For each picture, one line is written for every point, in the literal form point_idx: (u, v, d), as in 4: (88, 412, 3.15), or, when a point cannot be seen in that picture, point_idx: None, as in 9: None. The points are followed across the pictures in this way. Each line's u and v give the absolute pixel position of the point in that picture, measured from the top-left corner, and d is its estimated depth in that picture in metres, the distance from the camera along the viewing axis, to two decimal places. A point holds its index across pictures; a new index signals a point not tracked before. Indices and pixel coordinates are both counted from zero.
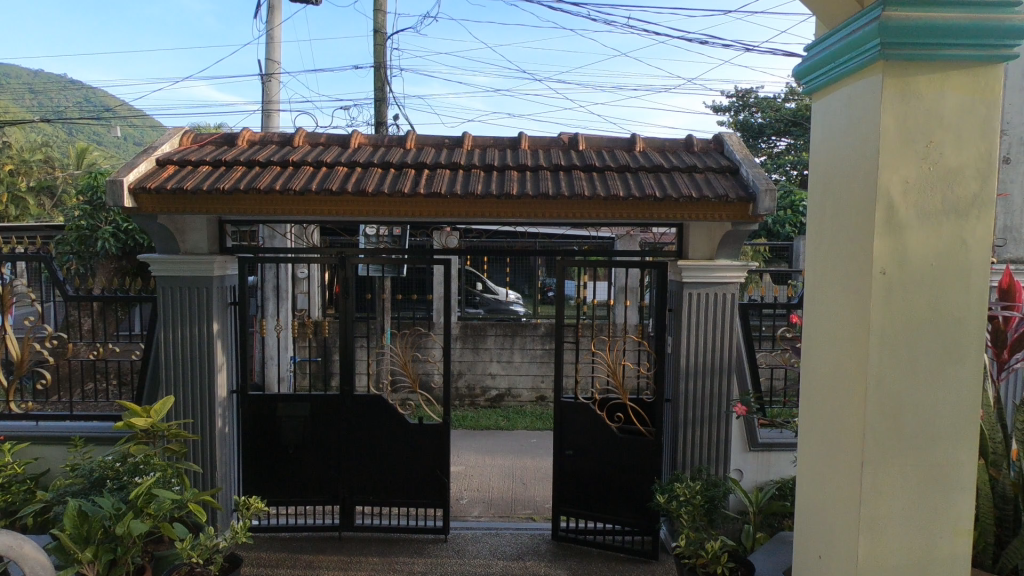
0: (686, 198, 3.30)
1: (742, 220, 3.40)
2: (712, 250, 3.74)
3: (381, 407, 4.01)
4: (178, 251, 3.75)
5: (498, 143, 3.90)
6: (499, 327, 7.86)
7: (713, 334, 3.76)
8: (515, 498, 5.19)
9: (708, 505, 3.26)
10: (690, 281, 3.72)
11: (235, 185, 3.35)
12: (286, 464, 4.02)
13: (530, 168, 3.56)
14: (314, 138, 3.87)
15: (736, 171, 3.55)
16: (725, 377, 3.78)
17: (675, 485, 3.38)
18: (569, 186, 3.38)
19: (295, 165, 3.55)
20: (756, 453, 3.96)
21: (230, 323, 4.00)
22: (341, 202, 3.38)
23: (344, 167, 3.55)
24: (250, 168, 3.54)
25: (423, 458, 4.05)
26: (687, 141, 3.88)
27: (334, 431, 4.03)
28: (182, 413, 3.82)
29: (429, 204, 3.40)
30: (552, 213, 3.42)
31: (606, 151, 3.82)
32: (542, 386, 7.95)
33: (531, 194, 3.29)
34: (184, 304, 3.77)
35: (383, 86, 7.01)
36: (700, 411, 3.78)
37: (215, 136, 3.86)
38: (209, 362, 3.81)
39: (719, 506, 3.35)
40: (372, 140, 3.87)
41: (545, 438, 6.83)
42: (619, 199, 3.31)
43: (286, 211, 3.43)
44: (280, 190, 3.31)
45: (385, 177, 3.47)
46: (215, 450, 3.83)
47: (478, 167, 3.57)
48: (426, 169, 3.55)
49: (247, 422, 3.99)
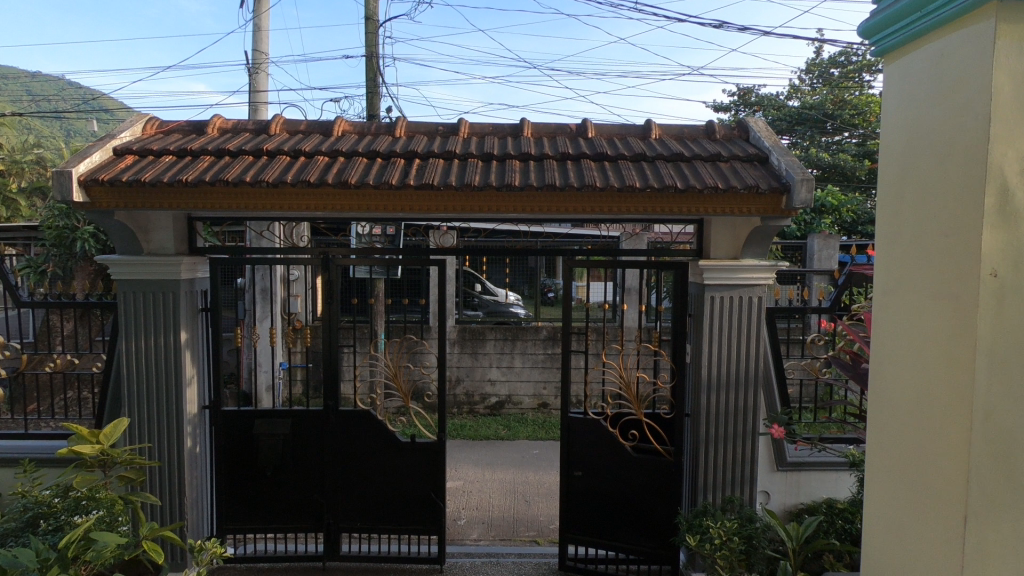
0: (712, 189, 2.90)
1: (773, 214, 3.01)
2: (737, 249, 3.35)
3: (369, 424, 3.62)
4: (141, 252, 3.36)
5: (498, 131, 3.51)
6: (499, 331, 7.49)
7: (738, 342, 3.38)
8: (517, 518, 4.79)
9: (746, 551, 2.95)
10: (713, 283, 3.33)
11: (199, 176, 2.95)
12: (263, 488, 3.63)
13: (534, 157, 3.17)
14: (293, 126, 3.47)
15: (765, 160, 3.16)
16: (751, 390, 3.39)
17: (707, 524, 3.06)
18: (579, 177, 2.99)
19: (269, 154, 3.16)
20: (786, 473, 3.57)
21: (201, 331, 3.61)
22: (320, 195, 3.00)
23: (325, 156, 3.16)
24: (219, 158, 3.15)
25: (416, 480, 3.66)
26: (708, 128, 3.50)
27: (317, 449, 3.64)
28: (147, 432, 3.42)
29: (420, 198, 3.01)
30: (560, 207, 3.02)
31: (618, 139, 3.42)
32: (544, 393, 7.57)
33: (535, 185, 2.90)
34: (149, 312, 3.38)
35: (374, 77, 6.61)
36: (724, 427, 3.40)
37: (182, 124, 3.46)
38: (176, 376, 3.42)
39: (760, 552, 3.01)
40: (357, 128, 3.47)
41: (548, 449, 6.44)
42: (635, 190, 2.92)
43: (259, 206, 3.04)
44: (251, 182, 2.91)
45: (370, 167, 3.08)
46: (184, 474, 3.44)
47: (476, 156, 3.18)
48: (417, 158, 3.17)
49: (220, 442, 3.59)
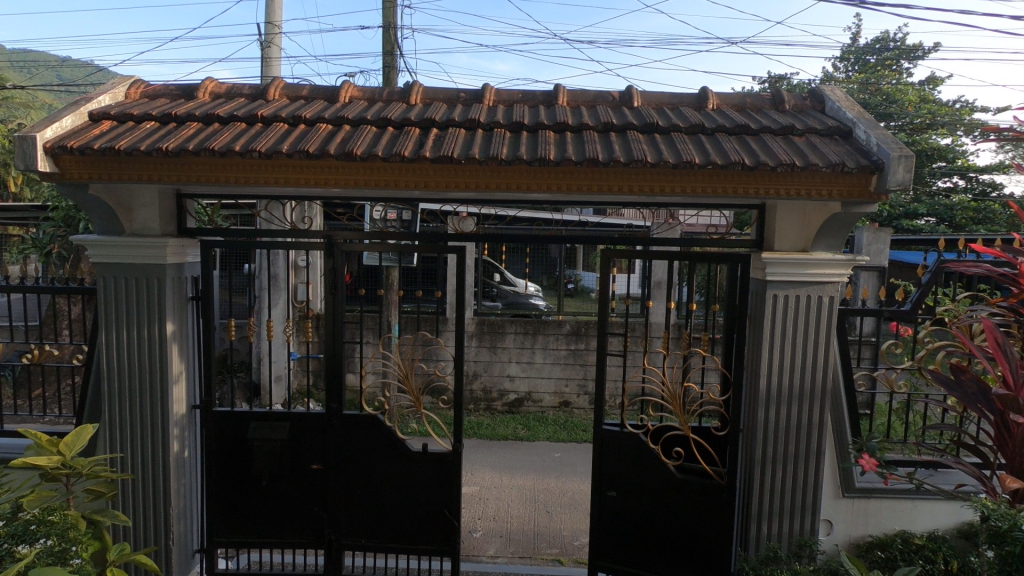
0: (787, 167, 2.40)
1: (858, 198, 2.51)
2: (807, 241, 2.85)
3: (377, 429, 3.22)
4: (122, 232, 2.98)
5: (528, 98, 3.03)
6: (519, 324, 7.06)
7: (805, 349, 2.89)
8: (538, 532, 4.37)
9: None
10: (778, 279, 2.84)
11: (181, 145, 2.53)
12: (258, 498, 3.26)
13: (572, 128, 2.70)
14: (294, 90, 3.03)
15: (847, 134, 2.65)
16: (818, 406, 2.91)
17: None
18: (625, 151, 2.52)
19: (265, 121, 2.73)
20: (853, 500, 3.09)
21: (191, 322, 3.22)
22: (322, 168, 2.57)
23: (328, 124, 2.72)
24: (207, 125, 2.73)
25: (428, 495, 3.25)
26: (775, 98, 2.98)
27: (318, 456, 3.25)
28: (129, 434, 3.05)
29: (438, 174, 2.56)
30: (602, 187, 2.56)
31: (669, 109, 2.93)
32: (566, 391, 7.12)
33: (573, 159, 2.43)
34: (131, 300, 3.00)
35: (391, 50, 6.15)
36: (785, 447, 2.92)
37: (170, 87, 3.05)
38: (161, 372, 3.04)
39: None
40: (366, 94, 3.02)
41: (570, 452, 6.00)
42: (694, 167, 2.43)
43: (252, 181, 2.62)
44: (240, 152, 2.49)
45: (380, 137, 2.63)
46: (170, 482, 3.07)
47: (502, 126, 2.72)
48: (435, 128, 2.71)
49: (212, 446, 3.21)
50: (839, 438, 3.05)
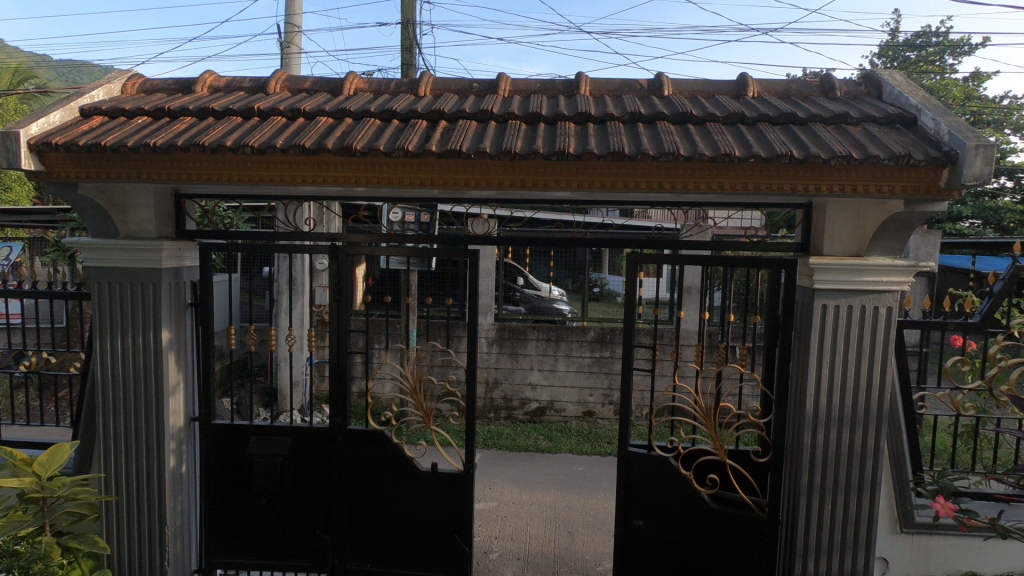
0: (842, 159, 2.09)
1: (925, 195, 2.17)
2: (862, 244, 2.53)
3: (383, 446, 2.99)
4: (117, 234, 2.82)
5: (547, 88, 2.77)
6: (542, 330, 6.79)
7: (858, 366, 2.56)
8: (557, 554, 4.09)
9: None
10: (827, 288, 2.52)
11: (170, 140, 2.34)
12: (259, 518, 3.06)
13: (594, 118, 2.43)
14: (296, 83, 2.83)
15: (911, 123, 2.32)
16: (873, 431, 2.58)
17: None
18: (655, 143, 2.24)
19: (262, 114, 2.53)
20: (912, 537, 2.74)
21: (190, 329, 3.05)
22: (319, 164, 2.36)
23: (329, 117, 2.51)
24: (201, 120, 2.54)
25: (437, 519, 3.01)
26: (824, 84, 2.66)
27: (321, 474, 3.04)
28: (123, 448, 2.89)
29: (446, 171, 2.32)
30: (629, 183, 2.28)
31: (704, 97, 2.64)
32: (590, 401, 6.82)
33: (595, 152, 2.16)
34: (124, 307, 2.84)
35: (410, 48, 5.98)
36: (835, 476, 2.59)
37: (168, 81, 2.88)
38: (156, 383, 2.87)
39: None
40: (372, 86, 2.80)
41: (593, 466, 5.69)
42: (734, 161, 2.14)
43: (246, 179, 2.42)
44: (231, 147, 2.29)
45: (383, 130, 2.40)
46: (166, 499, 2.90)
47: (518, 117, 2.46)
48: (444, 120, 2.47)
49: (211, 461, 3.03)
50: (897, 466, 2.71)
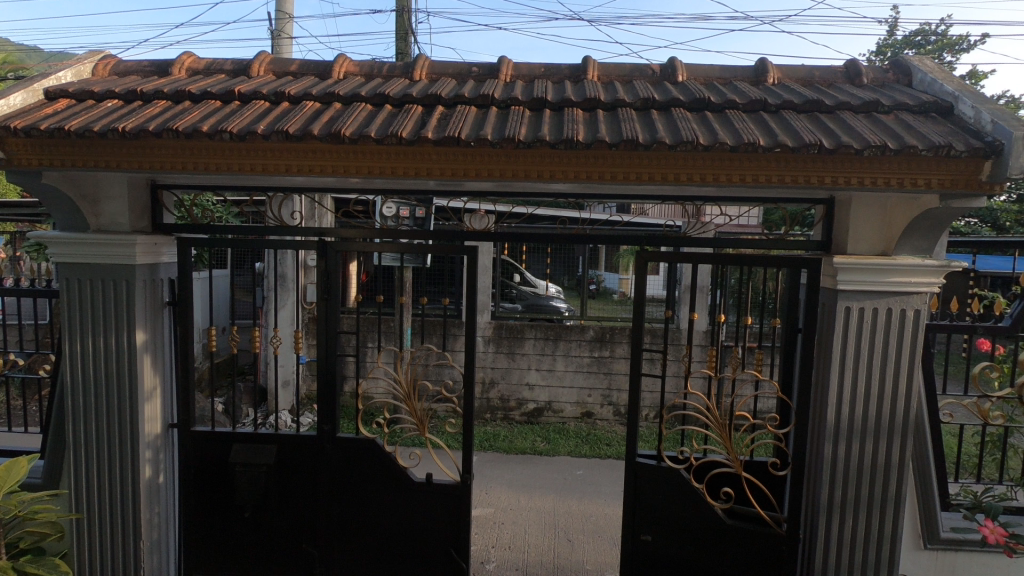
0: (876, 150, 1.91)
1: (962, 190, 2.00)
2: (889, 243, 2.36)
3: (374, 455, 2.81)
4: (88, 228, 2.62)
5: (552, 73, 2.58)
6: (540, 329, 6.61)
7: (883, 373, 2.39)
8: (557, 565, 3.92)
9: None
10: (852, 289, 2.35)
11: (141, 125, 2.14)
12: (242, 531, 2.88)
13: (604, 105, 2.24)
14: (281, 66, 2.63)
15: (947, 112, 2.15)
16: (899, 442, 2.41)
17: None
18: (671, 131, 2.06)
19: (243, 98, 2.33)
20: (937, 553, 2.58)
21: (168, 330, 2.85)
22: (304, 152, 2.16)
23: (316, 101, 2.31)
24: (177, 104, 2.34)
25: (432, 533, 2.83)
26: (849, 70, 2.49)
27: (308, 485, 2.85)
28: (95, 457, 2.70)
29: (443, 160, 2.13)
30: (643, 175, 2.09)
31: (721, 84, 2.45)
32: (589, 401, 6.65)
33: (607, 140, 1.98)
34: (95, 306, 2.63)
35: (405, 37, 5.77)
36: (859, 490, 2.42)
37: (143, 64, 2.67)
38: (130, 388, 2.67)
39: None
40: (363, 69, 2.60)
41: (593, 470, 5.52)
42: (758, 151, 1.96)
43: (225, 169, 2.22)
44: (208, 133, 2.09)
45: (375, 115, 2.21)
46: (141, 512, 2.71)
47: (521, 102, 2.27)
48: (441, 105, 2.28)
49: (191, 471, 2.85)
50: (922, 479, 2.54)
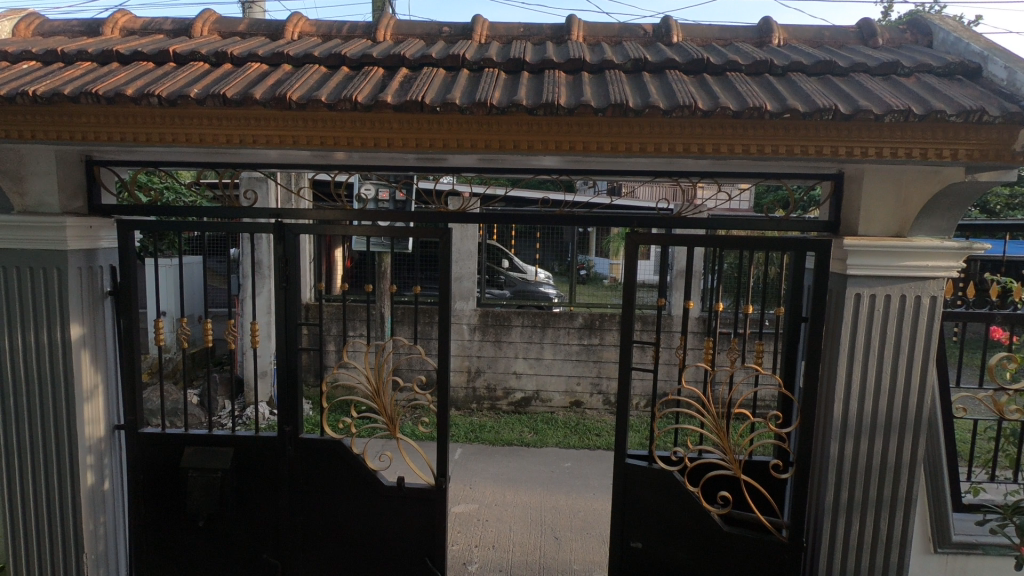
0: (899, 115, 1.67)
1: (992, 162, 1.77)
2: (904, 222, 2.14)
3: (339, 457, 2.57)
4: (13, 209, 2.34)
5: (533, 34, 2.31)
6: (527, 316, 6.37)
7: (895, 366, 2.17)
8: (543, 566, 3.72)
9: None
10: (864, 275, 2.12)
11: (56, 88, 1.85)
12: (198, 539, 2.65)
13: (590, 66, 1.98)
14: (229, 26, 2.34)
15: (974, 74, 1.91)
16: (911, 440, 2.20)
17: None
18: (665, 94, 1.81)
19: (180, 59, 2.04)
20: (947, 557, 2.39)
21: (110, 323, 2.58)
22: (246, 120, 1.89)
23: (263, 63, 2.03)
24: (104, 66, 2.05)
25: (403, 540, 2.60)
26: (863, 30, 2.24)
27: (268, 489, 2.61)
28: (30, 462, 2.44)
29: (405, 127, 1.87)
30: (632, 144, 1.84)
31: (720, 45, 2.20)
32: (578, 390, 6.44)
33: (590, 105, 1.72)
34: (22, 296, 2.35)
35: (383, 8, 5.43)
36: (866, 493, 2.22)
37: (73, 23, 2.36)
38: (66, 388, 2.40)
39: None
40: (321, 29, 2.32)
41: (582, 462, 5.32)
42: (763, 117, 1.71)
43: (158, 139, 1.94)
44: (132, 97, 1.81)
45: (328, 77, 1.94)
46: (83, 522, 2.46)
47: (495, 64, 2.00)
48: (404, 66, 2.01)
49: (141, 475, 2.60)
50: (933, 479, 2.34)
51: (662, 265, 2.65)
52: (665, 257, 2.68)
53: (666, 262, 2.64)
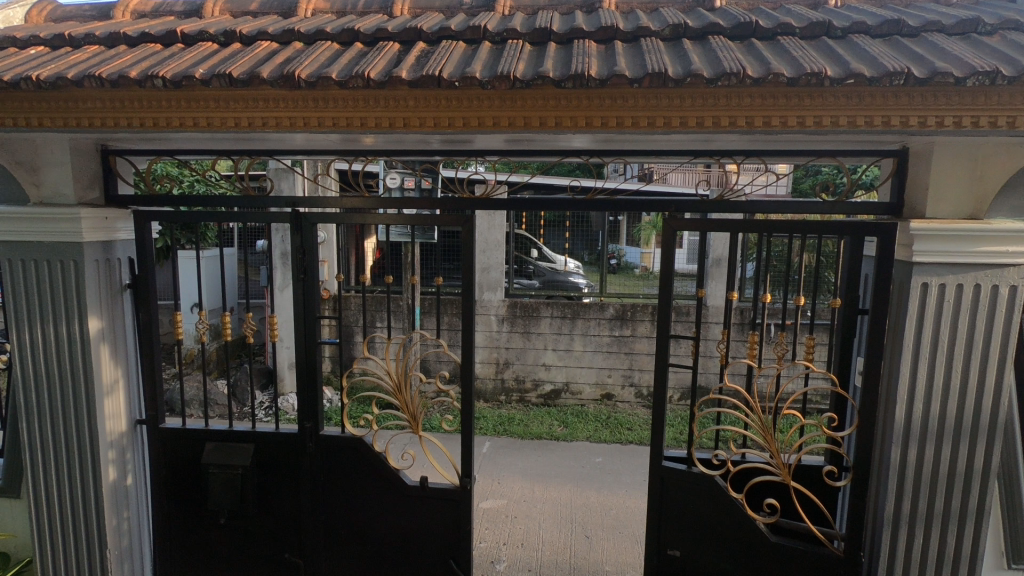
0: (984, 78, 1.45)
1: None
2: (978, 202, 1.91)
3: (361, 455, 2.47)
4: (30, 200, 2.29)
5: (561, 3, 2.13)
6: (557, 307, 6.21)
7: (967, 363, 1.95)
8: (574, 566, 3.59)
9: None
10: (933, 262, 1.90)
11: (60, 71, 1.76)
12: (220, 535, 2.60)
13: (624, 35, 1.80)
14: (241, 5, 2.23)
15: None
16: (985, 447, 1.97)
17: None
18: (709, 62, 1.62)
19: (187, 39, 1.93)
20: None
21: (129, 315, 2.53)
22: (254, 101, 1.77)
23: (274, 42, 1.91)
24: (111, 49, 1.96)
25: (427, 541, 2.50)
26: None
27: (289, 487, 2.54)
28: (53, 456, 2.42)
29: (421, 105, 1.72)
30: (671, 119, 1.66)
31: (769, 8, 1.98)
32: (609, 383, 6.27)
33: (625, 75, 1.55)
34: (38, 289, 2.31)
35: None
36: (932, 504, 2.00)
37: (85, 8, 2.29)
38: (85, 383, 2.36)
39: None
40: (335, 6, 2.19)
41: (614, 457, 5.16)
42: (823, 84, 1.51)
43: (165, 124, 1.85)
44: (137, 79, 1.71)
45: (340, 54, 1.80)
46: (105, 518, 2.42)
47: (519, 35, 1.84)
48: (421, 41, 1.86)
49: (163, 470, 2.56)
50: (1008, 488, 2.11)
51: (699, 252, 2.46)
52: (703, 245, 2.47)
53: (705, 249, 2.44)
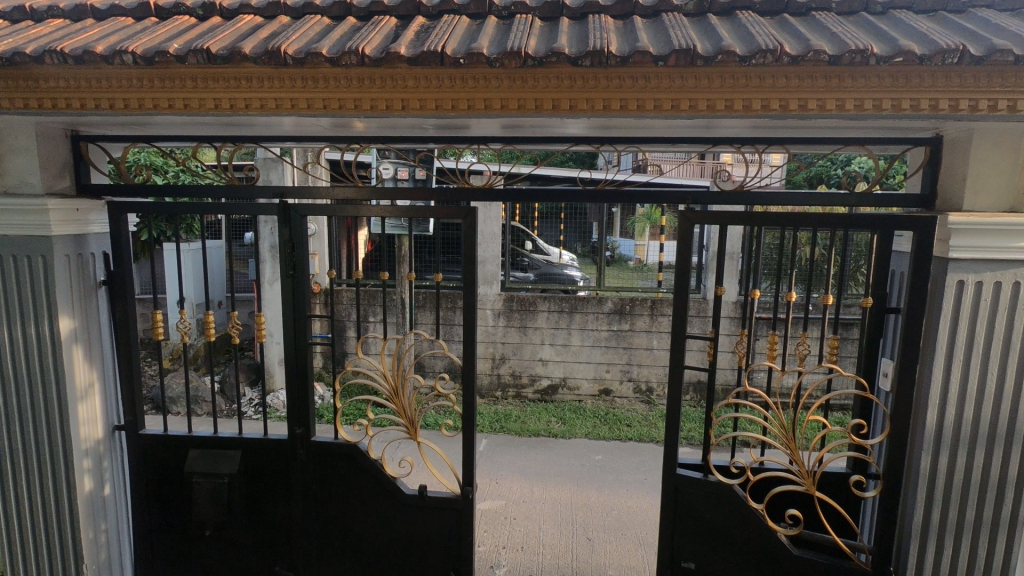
0: None
1: None
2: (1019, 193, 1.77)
3: (355, 461, 2.32)
4: None
5: None
6: (554, 300, 6.07)
7: (1005, 364, 1.82)
8: (576, 569, 3.47)
9: None
10: (971, 258, 1.77)
11: (18, 46, 1.59)
12: (207, 546, 2.45)
13: (643, 10, 1.65)
14: None
15: None
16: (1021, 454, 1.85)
17: None
18: (739, 38, 1.47)
19: (162, 12, 1.76)
20: None
21: (105, 313, 2.36)
22: (237, 81, 1.60)
23: (258, 16, 1.74)
24: (78, 24, 1.78)
25: (426, 552, 2.36)
26: None
27: (279, 495, 2.39)
28: (23, 466, 2.25)
29: (421, 84, 1.56)
30: (697, 101, 1.51)
31: None
32: (607, 377, 6.15)
33: (648, 51, 1.40)
34: (3, 287, 2.13)
35: None
36: (965, 513, 1.88)
37: None
38: (57, 388, 2.19)
39: None
40: None
41: (613, 455, 5.04)
42: (867, 62, 1.37)
43: (138, 105, 1.67)
44: (104, 55, 1.54)
45: (331, 29, 1.64)
46: (80, 531, 2.26)
47: (529, 9, 1.68)
48: (420, 15, 1.69)
49: (144, 478, 2.41)
50: None
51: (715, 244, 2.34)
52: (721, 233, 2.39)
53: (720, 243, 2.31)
